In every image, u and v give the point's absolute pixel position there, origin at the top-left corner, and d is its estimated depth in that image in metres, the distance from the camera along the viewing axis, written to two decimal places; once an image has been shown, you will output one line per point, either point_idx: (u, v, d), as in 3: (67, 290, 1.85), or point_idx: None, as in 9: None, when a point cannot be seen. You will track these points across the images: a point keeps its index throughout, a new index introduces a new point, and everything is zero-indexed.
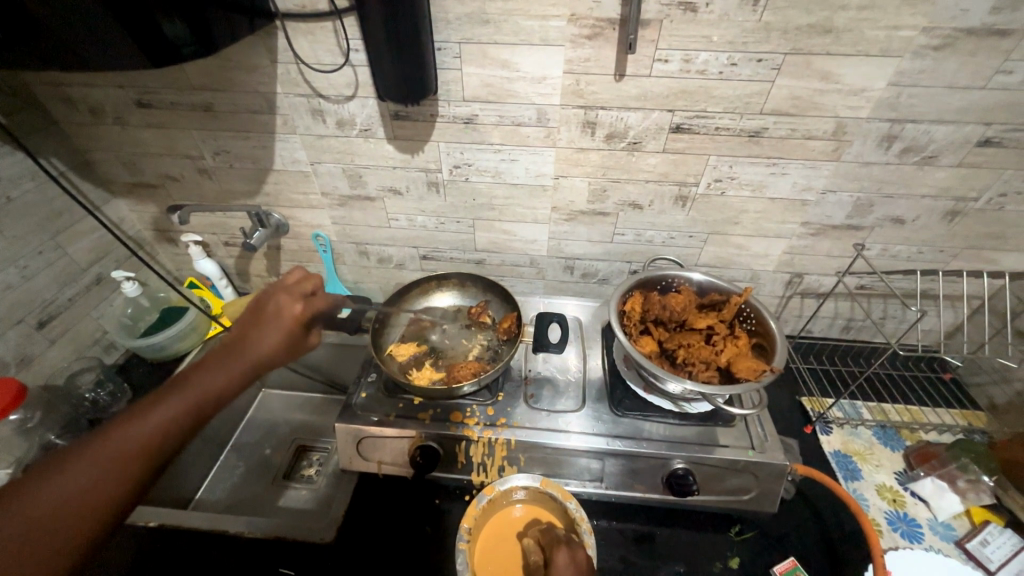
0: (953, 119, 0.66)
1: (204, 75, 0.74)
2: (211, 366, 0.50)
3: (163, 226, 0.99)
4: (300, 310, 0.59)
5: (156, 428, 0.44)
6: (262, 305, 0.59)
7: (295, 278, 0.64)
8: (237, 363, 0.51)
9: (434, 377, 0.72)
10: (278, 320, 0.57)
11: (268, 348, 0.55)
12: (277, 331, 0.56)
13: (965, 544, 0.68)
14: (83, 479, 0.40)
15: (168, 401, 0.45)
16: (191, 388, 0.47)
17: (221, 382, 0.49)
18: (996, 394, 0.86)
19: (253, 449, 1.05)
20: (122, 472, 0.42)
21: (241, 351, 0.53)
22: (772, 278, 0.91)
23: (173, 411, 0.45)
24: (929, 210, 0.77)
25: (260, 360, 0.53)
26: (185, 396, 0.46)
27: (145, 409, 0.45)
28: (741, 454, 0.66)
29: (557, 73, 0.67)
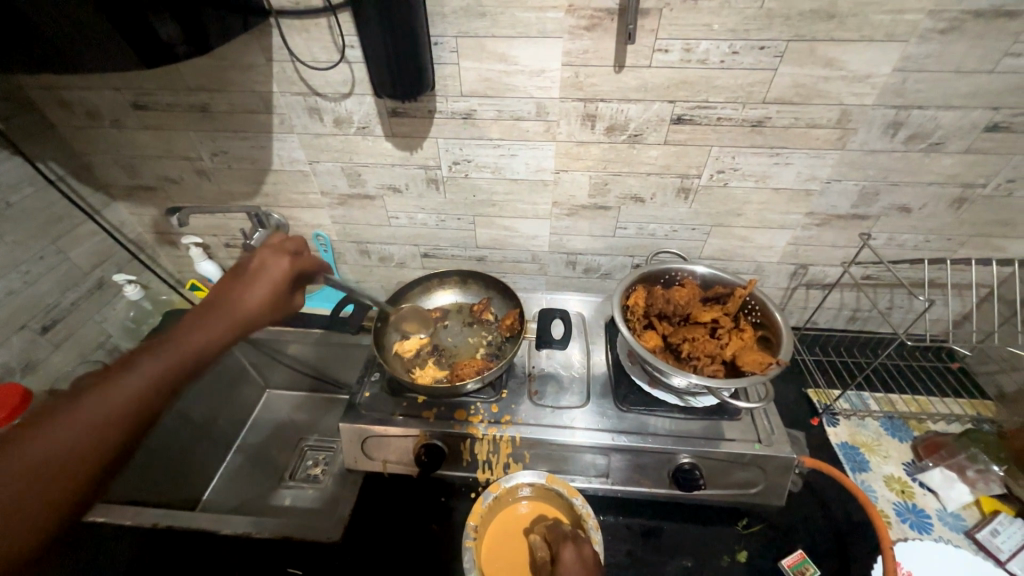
0: (961, 104, 0.65)
1: (200, 76, 0.73)
2: (200, 321, 0.52)
3: (163, 228, 0.99)
4: (281, 269, 0.59)
5: (151, 376, 0.46)
6: (242, 265, 0.59)
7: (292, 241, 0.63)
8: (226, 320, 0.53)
9: (438, 376, 0.72)
10: (257, 280, 0.58)
11: (255, 306, 0.56)
12: (260, 293, 0.57)
13: (974, 535, 0.68)
14: (90, 423, 0.43)
15: (166, 352, 0.48)
16: (183, 341, 0.49)
17: (207, 338, 0.51)
18: (1005, 382, 0.85)
19: (259, 450, 1.05)
20: (114, 422, 0.43)
21: (222, 309, 0.54)
22: (777, 269, 0.90)
23: (172, 359, 0.48)
24: (936, 198, 0.76)
25: (247, 319, 0.55)
26: (174, 348, 0.49)
27: (139, 359, 0.47)
28: (748, 448, 0.65)
29: (555, 66, 0.66)
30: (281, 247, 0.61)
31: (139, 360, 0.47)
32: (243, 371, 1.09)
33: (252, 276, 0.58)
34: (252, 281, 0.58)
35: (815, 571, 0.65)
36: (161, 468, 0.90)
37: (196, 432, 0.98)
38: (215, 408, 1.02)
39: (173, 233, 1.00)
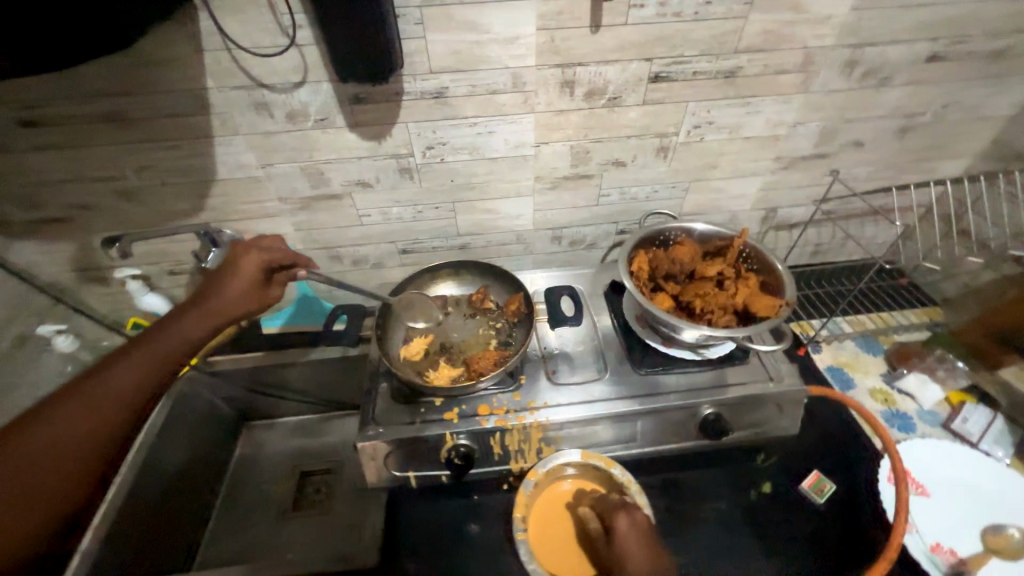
0: (905, 38, 0.69)
1: (108, 76, 0.61)
2: (178, 317, 0.54)
3: (85, 265, 0.84)
4: (251, 265, 0.59)
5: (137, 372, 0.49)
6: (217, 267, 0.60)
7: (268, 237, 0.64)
8: (202, 315, 0.55)
9: (454, 374, 0.69)
10: (232, 276, 0.58)
11: (227, 303, 0.57)
12: (235, 287, 0.58)
13: (950, 426, 0.77)
14: (75, 424, 0.45)
15: (149, 347, 0.51)
16: (161, 336, 0.52)
17: (185, 334, 0.54)
18: (947, 288, 0.96)
19: (252, 487, 0.97)
20: (98, 421, 0.46)
21: (197, 305, 0.56)
22: (750, 216, 0.94)
23: (153, 354, 0.51)
24: (885, 130, 0.81)
25: (221, 312, 0.57)
26: (155, 343, 0.51)
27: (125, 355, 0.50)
28: (761, 388, 0.69)
29: (530, 31, 0.62)
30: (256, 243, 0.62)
31: (122, 357, 0.50)
32: (215, 408, 0.98)
33: (228, 272, 0.59)
34: (228, 278, 0.59)
35: (832, 486, 0.70)
36: (139, 534, 0.80)
37: (174, 486, 0.88)
38: (190, 454, 0.92)
39: (99, 268, 0.86)
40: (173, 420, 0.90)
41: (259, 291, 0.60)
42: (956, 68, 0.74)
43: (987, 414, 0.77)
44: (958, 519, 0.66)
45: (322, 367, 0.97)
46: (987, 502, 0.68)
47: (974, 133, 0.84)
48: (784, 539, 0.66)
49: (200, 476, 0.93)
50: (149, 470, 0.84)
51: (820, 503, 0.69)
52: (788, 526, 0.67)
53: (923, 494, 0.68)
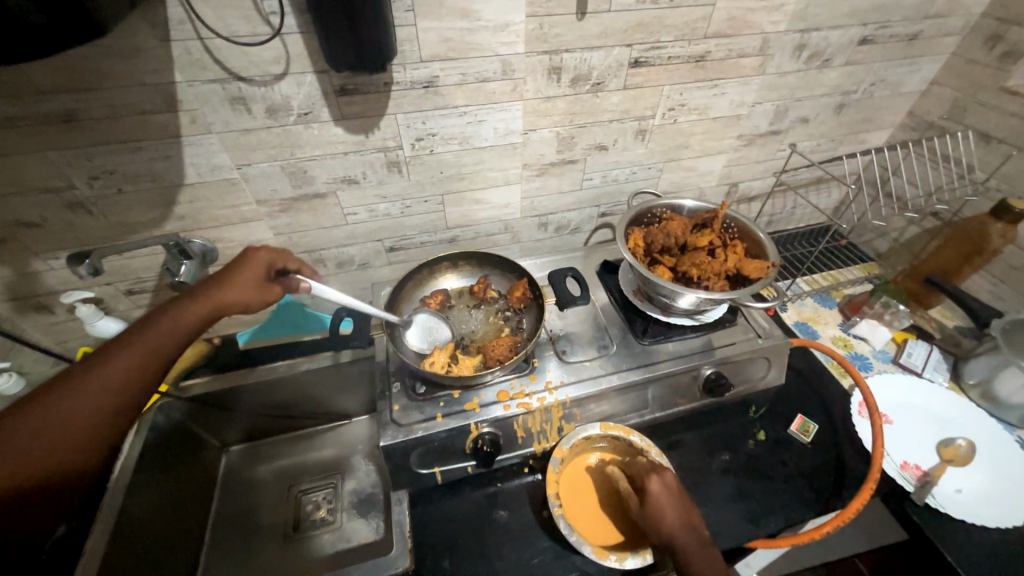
0: (842, 24, 0.78)
1: (54, 71, 0.53)
2: (182, 301, 0.50)
3: (23, 292, 0.74)
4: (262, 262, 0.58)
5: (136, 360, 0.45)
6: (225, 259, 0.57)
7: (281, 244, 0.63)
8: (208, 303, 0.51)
9: (473, 363, 0.70)
10: (243, 269, 0.56)
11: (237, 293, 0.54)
12: (245, 280, 0.55)
13: (899, 361, 0.89)
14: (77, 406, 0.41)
15: (150, 334, 0.47)
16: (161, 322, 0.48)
17: (186, 321, 0.49)
18: (879, 245, 1.10)
19: (244, 512, 0.92)
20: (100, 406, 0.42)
21: (203, 291, 0.52)
22: (715, 192, 1.01)
23: (156, 341, 0.47)
24: (826, 107, 0.91)
25: (227, 303, 0.53)
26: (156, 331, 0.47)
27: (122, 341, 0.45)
28: (752, 344, 0.76)
29: (520, 18, 0.63)
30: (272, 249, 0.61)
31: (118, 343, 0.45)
32: (191, 436, 0.90)
33: (238, 265, 0.56)
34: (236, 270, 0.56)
35: (816, 426, 0.79)
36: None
37: (159, 524, 0.79)
38: (172, 487, 0.84)
39: (41, 294, 0.75)
40: (151, 451, 0.81)
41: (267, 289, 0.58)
42: (881, 50, 0.85)
43: (926, 346, 0.90)
44: (917, 438, 0.77)
45: (312, 377, 0.92)
46: (936, 421, 0.79)
47: (893, 107, 0.97)
48: (783, 478, 0.73)
49: (185, 511, 0.85)
50: (132, 507, 0.75)
51: (807, 442, 0.77)
52: (784, 466, 0.75)
53: (888, 422, 0.79)
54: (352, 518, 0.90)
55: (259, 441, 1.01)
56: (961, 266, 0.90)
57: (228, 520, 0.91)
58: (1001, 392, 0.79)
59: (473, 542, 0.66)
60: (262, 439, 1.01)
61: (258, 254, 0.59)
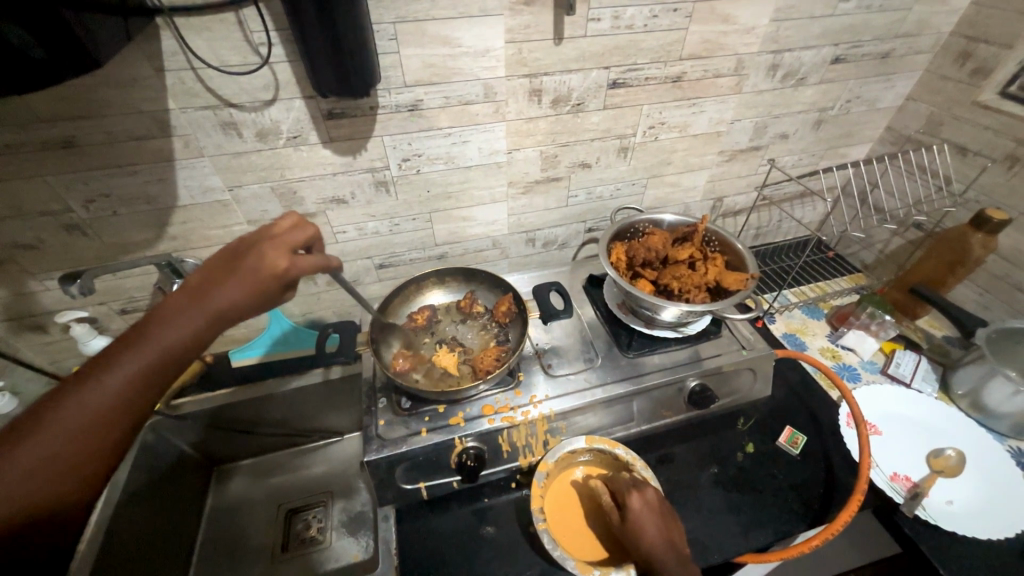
0: (815, 44, 0.81)
1: (55, 101, 0.56)
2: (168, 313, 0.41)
3: (20, 312, 0.75)
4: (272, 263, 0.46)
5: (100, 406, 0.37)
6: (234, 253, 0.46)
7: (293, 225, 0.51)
8: (216, 314, 0.42)
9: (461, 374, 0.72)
10: (250, 267, 0.45)
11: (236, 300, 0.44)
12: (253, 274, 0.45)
13: (887, 371, 0.89)
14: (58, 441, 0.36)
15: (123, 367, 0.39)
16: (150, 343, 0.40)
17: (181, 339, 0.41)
18: (865, 256, 1.11)
19: (233, 532, 0.91)
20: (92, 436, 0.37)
21: (203, 299, 0.43)
22: (700, 207, 1.03)
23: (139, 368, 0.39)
24: (804, 123, 0.94)
25: (233, 310, 0.43)
26: (141, 355, 0.39)
27: (88, 382, 0.38)
28: (735, 356, 0.76)
29: (499, 44, 0.66)
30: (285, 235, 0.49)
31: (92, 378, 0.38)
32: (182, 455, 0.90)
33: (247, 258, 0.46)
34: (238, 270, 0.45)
35: (804, 438, 0.79)
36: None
37: (144, 545, 0.79)
38: (160, 506, 0.83)
39: (37, 314, 0.77)
40: (140, 469, 0.81)
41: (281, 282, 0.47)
42: (854, 69, 0.87)
43: (914, 356, 0.90)
44: (906, 449, 0.77)
45: (301, 393, 0.93)
46: (925, 431, 0.79)
47: (872, 122, 0.99)
48: (771, 491, 0.73)
49: (172, 530, 0.85)
50: (118, 527, 0.74)
51: (796, 454, 0.77)
52: (773, 479, 0.74)
53: (878, 433, 0.79)
54: (341, 536, 0.90)
55: (250, 458, 1.01)
56: (945, 276, 0.91)
57: (218, 539, 0.91)
58: (989, 401, 0.79)
59: (460, 559, 0.66)
60: (254, 456, 1.01)
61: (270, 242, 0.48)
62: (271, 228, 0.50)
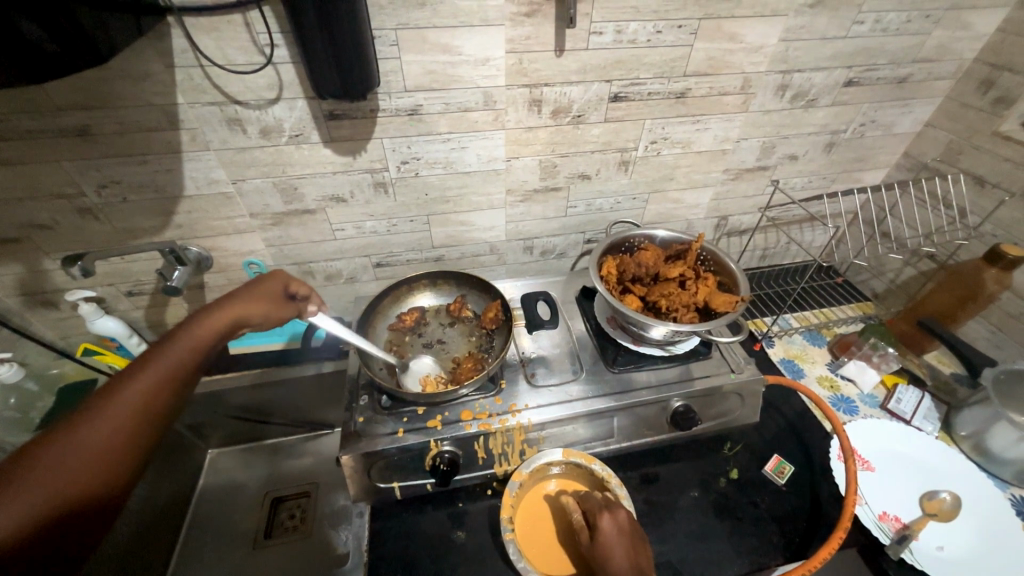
0: (827, 66, 0.79)
1: (73, 91, 0.60)
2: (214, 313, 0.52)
3: (36, 288, 0.79)
4: (269, 283, 0.61)
5: (173, 364, 0.46)
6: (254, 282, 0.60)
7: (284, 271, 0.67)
8: (235, 315, 0.54)
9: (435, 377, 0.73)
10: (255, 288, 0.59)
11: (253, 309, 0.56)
12: (262, 298, 0.58)
13: (887, 406, 0.86)
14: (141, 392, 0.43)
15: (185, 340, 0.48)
16: (181, 339, 0.48)
17: (203, 346, 0.50)
18: (876, 285, 1.08)
19: (220, 515, 0.94)
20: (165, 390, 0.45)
21: (221, 308, 0.53)
22: (703, 224, 1.02)
23: (193, 345, 0.49)
24: (814, 145, 0.92)
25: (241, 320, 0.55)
26: (187, 338, 0.49)
27: (149, 357, 0.46)
28: (724, 379, 0.75)
29: (499, 54, 0.67)
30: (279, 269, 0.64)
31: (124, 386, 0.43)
32: (178, 436, 0.93)
33: (250, 286, 0.59)
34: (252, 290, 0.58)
35: (791, 468, 0.77)
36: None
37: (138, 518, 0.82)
38: (154, 484, 0.86)
39: (50, 291, 0.80)
40: None
41: (281, 307, 0.61)
42: (869, 92, 0.85)
43: (917, 393, 0.87)
44: (899, 489, 0.74)
45: (294, 384, 0.95)
46: (921, 472, 0.76)
47: (888, 147, 0.96)
48: (753, 520, 0.71)
49: (163, 508, 0.88)
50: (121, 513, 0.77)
51: (781, 484, 0.75)
52: (754, 508, 0.72)
53: (869, 469, 0.76)
54: (322, 528, 0.91)
55: (244, 444, 1.03)
56: (956, 311, 0.88)
57: (205, 521, 0.93)
58: (993, 446, 0.75)
59: (428, 563, 0.66)
60: (247, 442, 1.03)
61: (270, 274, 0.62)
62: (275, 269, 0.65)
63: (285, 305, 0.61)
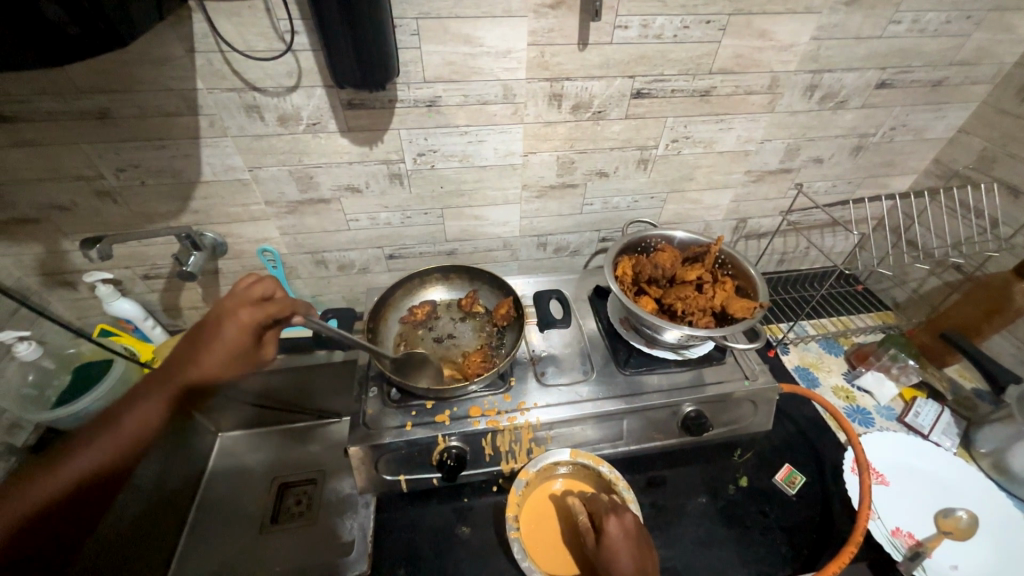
0: (859, 66, 0.77)
1: (95, 74, 0.60)
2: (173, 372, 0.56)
3: (56, 268, 0.80)
4: (241, 322, 0.58)
5: (133, 426, 0.53)
6: (217, 321, 0.58)
7: (263, 287, 0.62)
8: (193, 373, 0.56)
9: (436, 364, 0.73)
10: (220, 333, 0.58)
11: (214, 364, 0.57)
12: (228, 349, 0.58)
13: (904, 420, 0.84)
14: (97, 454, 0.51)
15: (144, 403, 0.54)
16: (140, 403, 0.54)
17: (158, 407, 0.55)
18: (897, 294, 1.05)
19: (229, 498, 0.95)
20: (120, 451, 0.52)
21: (182, 367, 0.56)
22: (722, 226, 1.00)
23: (148, 408, 0.54)
24: (840, 148, 0.89)
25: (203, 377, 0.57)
26: (146, 400, 0.54)
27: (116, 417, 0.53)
28: (738, 386, 0.73)
29: (521, 46, 0.65)
30: (249, 291, 0.60)
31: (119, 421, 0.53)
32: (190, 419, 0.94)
33: (215, 330, 0.58)
34: (220, 334, 0.58)
35: (803, 478, 0.76)
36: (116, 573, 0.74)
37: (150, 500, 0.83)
38: (165, 467, 0.88)
39: (68, 272, 0.82)
40: None
41: (253, 350, 0.60)
42: (901, 95, 0.82)
43: (936, 407, 0.84)
44: (914, 505, 0.72)
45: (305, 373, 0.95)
46: (937, 487, 0.74)
47: (917, 153, 0.93)
48: (761, 529, 0.70)
49: (173, 489, 0.89)
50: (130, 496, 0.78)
51: (792, 494, 0.74)
52: (764, 517, 0.71)
53: (883, 483, 0.74)
54: (328, 515, 0.91)
55: (252, 429, 1.04)
56: (980, 324, 0.85)
57: (213, 504, 0.94)
58: (1015, 465, 0.73)
59: (432, 556, 0.66)
60: (256, 427, 1.05)
61: (238, 304, 0.59)
62: (243, 285, 0.61)
63: (259, 347, 0.61)
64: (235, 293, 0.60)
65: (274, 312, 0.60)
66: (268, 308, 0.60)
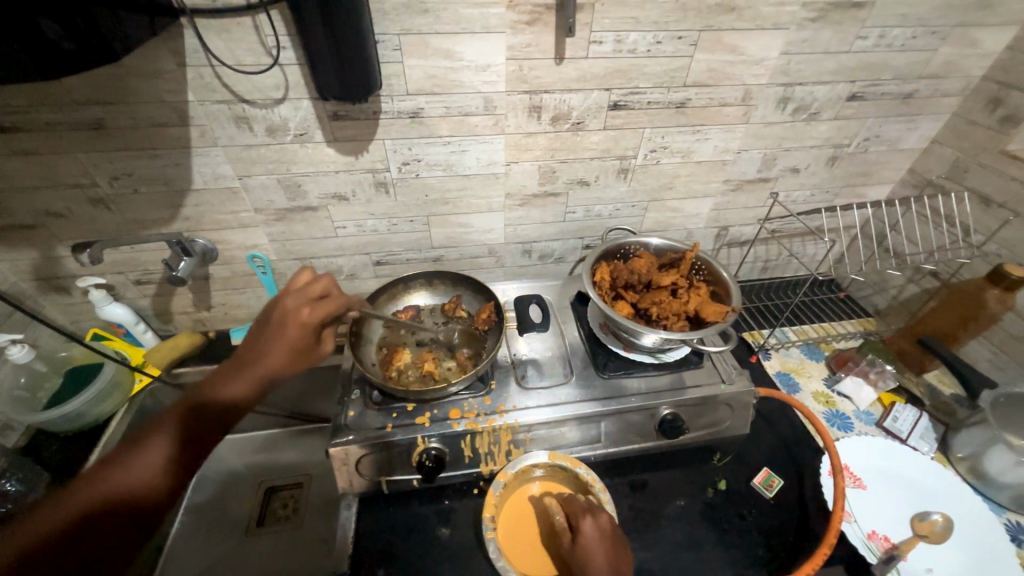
0: (829, 79, 0.79)
1: (91, 87, 0.63)
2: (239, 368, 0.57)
3: (50, 273, 0.83)
4: (302, 317, 0.60)
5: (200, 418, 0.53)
6: (274, 317, 0.60)
7: (322, 286, 0.64)
8: (257, 368, 0.57)
9: (405, 361, 0.75)
10: (282, 327, 0.59)
11: (276, 359, 0.58)
12: (287, 342, 0.59)
13: (883, 424, 0.85)
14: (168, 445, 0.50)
15: (210, 395, 0.55)
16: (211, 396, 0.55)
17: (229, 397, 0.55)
18: (878, 301, 1.06)
19: (216, 502, 0.96)
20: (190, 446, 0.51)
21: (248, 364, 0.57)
22: (703, 234, 1.02)
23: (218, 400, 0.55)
24: (816, 158, 0.91)
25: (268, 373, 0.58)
26: (219, 393, 0.55)
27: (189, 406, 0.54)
28: (713, 389, 0.75)
29: (500, 60, 0.68)
30: (305, 290, 0.62)
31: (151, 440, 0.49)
32: None
33: (279, 328, 0.59)
34: (280, 330, 0.59)
35: (781, 482, 0.76)
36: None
37: None
38: None
39: (62, 277, 0.84)
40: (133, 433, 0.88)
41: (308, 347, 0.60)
42: (873, 107, 0.85)
43: (915, 412, 0.85)
44: (891, 508, 0.73)
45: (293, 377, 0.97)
46: (914, 491, 0.75)
47: (892, 163, 0.95)
48: (738, 531, 0.71)
49: None
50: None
51: (769, 497, 0.75)
52: (741, 520, 0.72)
53: (860, 487, 0.75)
54: (314, 519, 0.92)
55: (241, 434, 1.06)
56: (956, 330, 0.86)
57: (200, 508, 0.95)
58: (990, 469, 0.74)
59: (412, 557, 0.67)
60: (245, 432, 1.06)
61: (295, 302, 0.61)
62: (296, 282, 0.64)
63: (319, 344, 0.62)
64: (288, 288, 0.63)
65: (331, 312, 0.62)
66: (327, 304, 0.62)
